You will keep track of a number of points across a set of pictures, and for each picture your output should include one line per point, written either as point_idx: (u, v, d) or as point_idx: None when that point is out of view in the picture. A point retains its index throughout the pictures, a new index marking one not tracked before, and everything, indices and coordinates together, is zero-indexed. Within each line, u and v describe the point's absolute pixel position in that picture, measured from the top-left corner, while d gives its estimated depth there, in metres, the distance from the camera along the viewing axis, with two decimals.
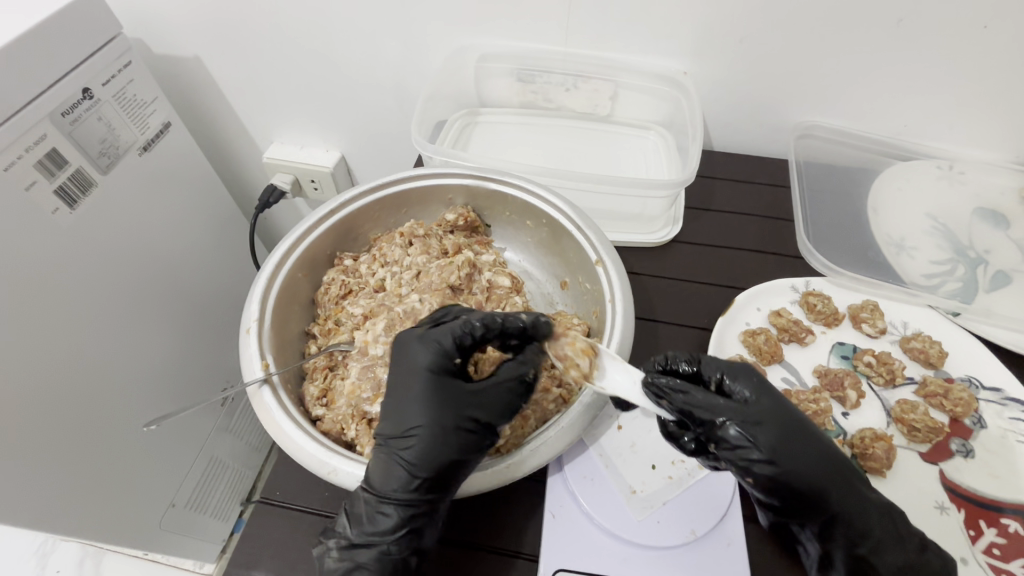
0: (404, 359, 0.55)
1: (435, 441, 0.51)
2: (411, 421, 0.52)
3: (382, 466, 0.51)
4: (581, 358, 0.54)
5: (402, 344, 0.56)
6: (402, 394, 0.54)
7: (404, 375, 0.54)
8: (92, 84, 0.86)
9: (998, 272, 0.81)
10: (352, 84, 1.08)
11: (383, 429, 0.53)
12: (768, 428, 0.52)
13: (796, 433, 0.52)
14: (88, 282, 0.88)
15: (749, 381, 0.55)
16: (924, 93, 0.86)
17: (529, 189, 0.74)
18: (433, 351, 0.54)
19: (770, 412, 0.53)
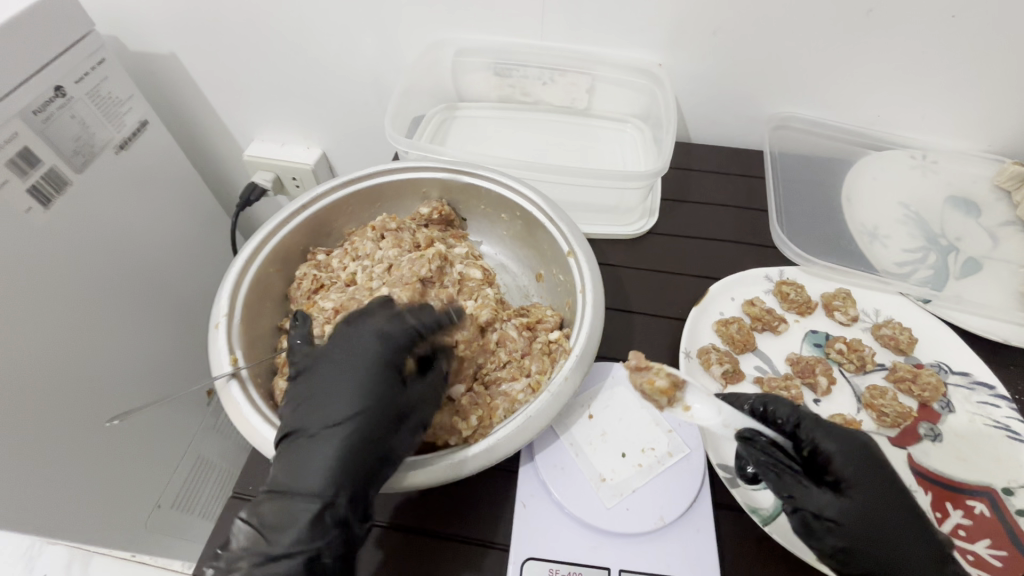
0: (346, 346, 0.55)
1: (355, 430, 0.50)
2: (330, 406, 0.51)
3: (290, 458, 0.50)
4: (661, 399, 0.57)
5: (355, 330, 0.56)
6: (331, 381, 0.53)
7: (342, 363, 0.54)
8: (64, 82, 0.85)
9: (969, 259, 0.82)
10: (331, 80, 1.08)
11: (310, 419, 0.51)
12: (857, 496, 0.51)
13: (883, 509, 0.50)
14: (66, 282, 0.87)
15: (848, 454, 0.52)
16: (896, 83, 0.87)
17: (503, 182, 0.74)
18: (383, 342, 0.55)
19: (868, 479, 0.51)
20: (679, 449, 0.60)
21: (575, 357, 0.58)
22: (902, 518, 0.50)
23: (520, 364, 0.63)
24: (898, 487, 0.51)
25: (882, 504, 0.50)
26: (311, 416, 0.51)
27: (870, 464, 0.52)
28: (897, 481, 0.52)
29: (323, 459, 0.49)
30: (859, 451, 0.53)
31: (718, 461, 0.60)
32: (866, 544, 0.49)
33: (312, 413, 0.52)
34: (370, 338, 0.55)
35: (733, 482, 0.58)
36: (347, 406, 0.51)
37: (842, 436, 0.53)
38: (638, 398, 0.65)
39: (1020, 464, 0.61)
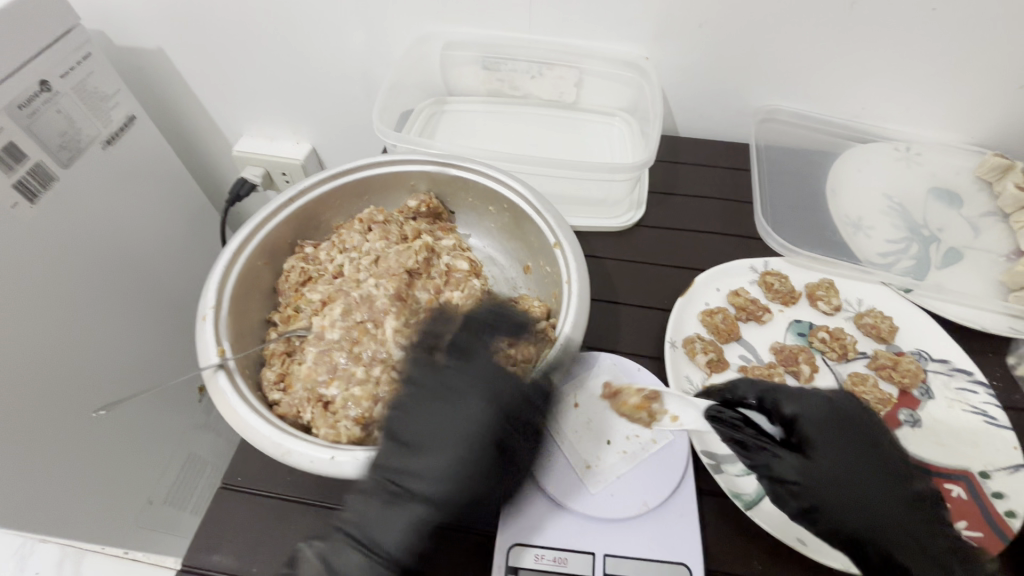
0: (441, 410, 0.57)
1: (467, 504, 0.54)
2: (436, 471, 0.54)
3: (375, 509, 0.52)
4: (641, 415, 0.62)
5: (457, 394, 0.58)
6: (429, 445, 0.55)
7: (442, 424, 0.56)
8: (50, 77, 0.85)
9: (950, 249, 0.83)
10: (320, 74, 1.07)
11: (409, 477, 0.54)
12: (825, 454, 0.55)
13: (849, 466, 0.55)
14: (56, 279, 0.87)
15: (813, 418, 0.57)
16: (879, 76, 0.88)
17: (490, 174, 0.74)
18: (496, 418, 0.56)
19: (836, 436, 0.56)
20: (663, 436, 0.61)
21: (560, 347, 0.59)
22: (871, 470, 0.55)
23: (507, 353, 0.63)
24: (864, 442, 0.56)
25: (851, 459, 0.55)
26: (411, 479, 0.54)
27: (836, 424, 0.57)
28: (864, 437, 0.57)
29: (414, 521, 0.52)
30: (827, 411, 0.57)
31: (702, 448, 0.61)
32: (839, 498, 0.53)
33: (416, 473, 0.54)
34: (477, 408, 0.56)
35: (717, 468, 0.59)
36: (452, 480, 0.54)
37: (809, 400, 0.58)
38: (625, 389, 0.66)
39: (997, 448, 0.62)
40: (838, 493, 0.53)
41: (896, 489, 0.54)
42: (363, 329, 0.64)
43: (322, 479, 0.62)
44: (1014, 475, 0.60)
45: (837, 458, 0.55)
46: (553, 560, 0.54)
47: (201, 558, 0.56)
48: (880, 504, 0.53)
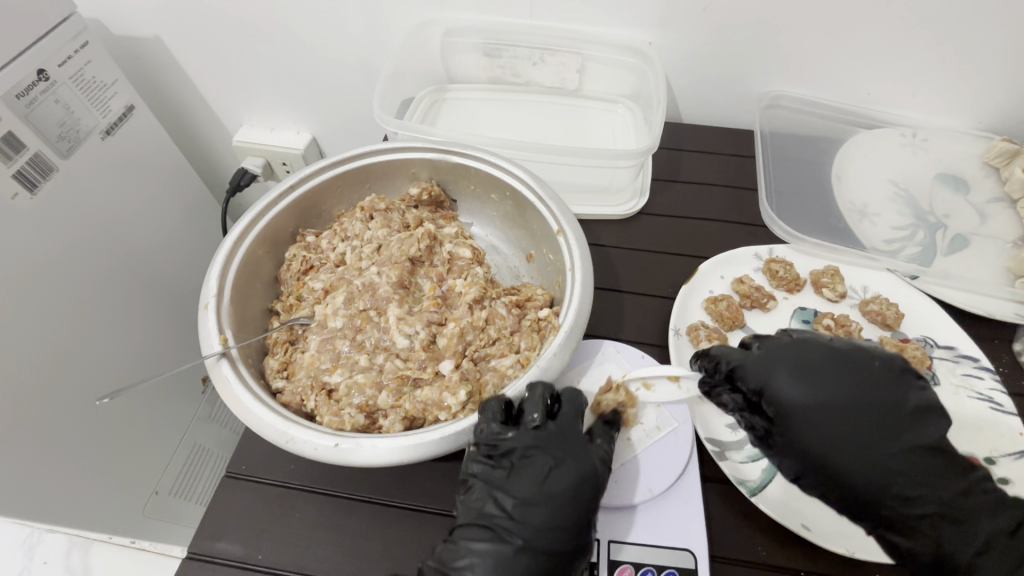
0: (563, 468, 0.53)
1: (574, 556, 0.50)
2: (541, 521, 0.51)
3: (476, 547, 0.50)
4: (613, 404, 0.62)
5: (565, 448, 0.55)
6: (552, 497, 0.52)
7: (541, 482, 0.53)
8: (47, 65, 0.84)
9: (956, 236, 0.82)
10: (320, 62, 1.06)
11: (518, 526, 0.51)
12: (805, 417, 0.53)
13: (844, 429, 0.52)
14: (58, 270, 0.87)
15: (787, 384, 0.54)
16: (886, 60, 0.86)
17: (492, 162, 0.74)
18: (598, 474, 0.54)
19: (813, 394, 0.53)
20: (668, 423, 0.61)
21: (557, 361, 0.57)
22: (864, 421, 0.52)
23: (509, 341, 0.63)
24: (849, 393, 0.53)
25: (839, 413, 0.53)
26: (517, 532, 0.51)
27: (812, 380, 0.54)
28: (848, 385, 0.54)
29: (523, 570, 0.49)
30: (795, 372, 0.55)
31: (706, 435, 0.61)
32: (833, 461, 0.51)
33: (518, 526, 0.51)
34: (585, 465, 0.53)
35: (721, 455, 0.59)
36: (570, 531, 0.51)
37: (773, 362, 0.56)
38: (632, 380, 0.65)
39: (1002, 434, 0.62)
40: (831, 454, 0.51)
41: (898, 436, 0.52)
42: (366, 317, 0.63)
43: (326, 467, 0.62)
44: (1019, 461, 0.60)
45: (825, 425, 0.52)
46: None
47: (206, 546, 0.56)
48: (880, 457, 0.51)
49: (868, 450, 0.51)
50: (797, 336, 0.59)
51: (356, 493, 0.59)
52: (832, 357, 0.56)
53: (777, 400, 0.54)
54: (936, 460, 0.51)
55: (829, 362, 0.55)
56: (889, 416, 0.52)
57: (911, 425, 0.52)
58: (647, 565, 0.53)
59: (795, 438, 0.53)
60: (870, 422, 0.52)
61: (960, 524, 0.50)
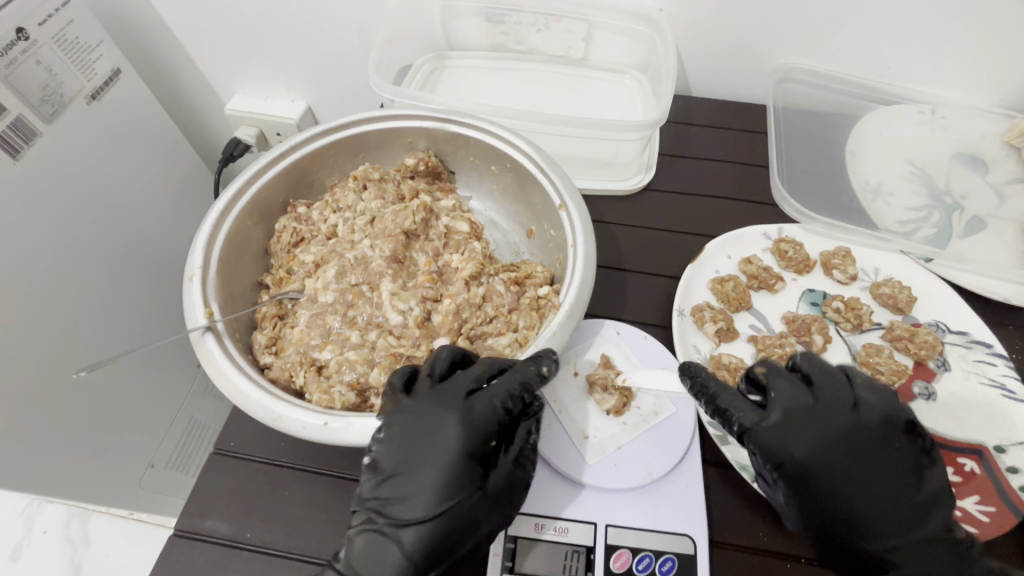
0: (431, 428, 0.49)
1: (457, 513, 0.48)
2: (415, 490, 0.48)
3: (359, 539, 0.47)
4: (618, 399, 0.59)
5: (442, 405, 0.50)
6: (424, 461, 0.48)
7: (416, 447, 0.49)
8: (26, 23, 0.81)
9: (974, 217, 0.79)
10: (315, 28, 1.02)
11: (389, 498, 0.48)
12: (818, 484, 0.48)
13: (857, 505, 0.48)
14: (36, 241, 0.84)
15: (802, 451, 0.49)
16: (909, 32, 0.82)
17: (491, 131, 0.70)
18: (470, 430, 0.49)
19: (825, 456, 0.49)
20: (665, 408, 0.59)
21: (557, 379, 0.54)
22: (875, 490, 0.48)
23: (507, 319, 0.61)
24: (863, 459, 0.49)
25: (848, 481, 0.48)
26: (395, 507, 0.48)
27: (825, 445, 0.49)
28: (859, 453, 0.49)
29: (402, 546, 0.47)
30: (807, 439, 0.49)
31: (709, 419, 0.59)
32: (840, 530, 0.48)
33: (389, 503, 0.48)
34: (454, 423, 0.49)
35: (723, 439, 0.58)
36: (442, 494, 0.47)
37: (790, 421, 0.50)
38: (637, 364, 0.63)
39: (1011, 421, 0.61)
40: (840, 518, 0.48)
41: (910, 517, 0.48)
42: (358, 292, 0.61)
43: (317, 445, 0.60)
44: None
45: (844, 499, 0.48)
46: (554, 529, 0.53)
47: (195, 524, 0.55)
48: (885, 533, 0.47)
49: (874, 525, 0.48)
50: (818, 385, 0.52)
51: (347, 472, 0.58)
52: (851, 418, 0.50)
53: (789, 464, 0.49)
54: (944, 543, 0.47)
55: (846, 428, 0.50)
56: (901, 489, 0.48)
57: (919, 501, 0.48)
58: (646, 549, 0.52)
59: (809, 505, 0.49)
60: (878, 492, 0.48)
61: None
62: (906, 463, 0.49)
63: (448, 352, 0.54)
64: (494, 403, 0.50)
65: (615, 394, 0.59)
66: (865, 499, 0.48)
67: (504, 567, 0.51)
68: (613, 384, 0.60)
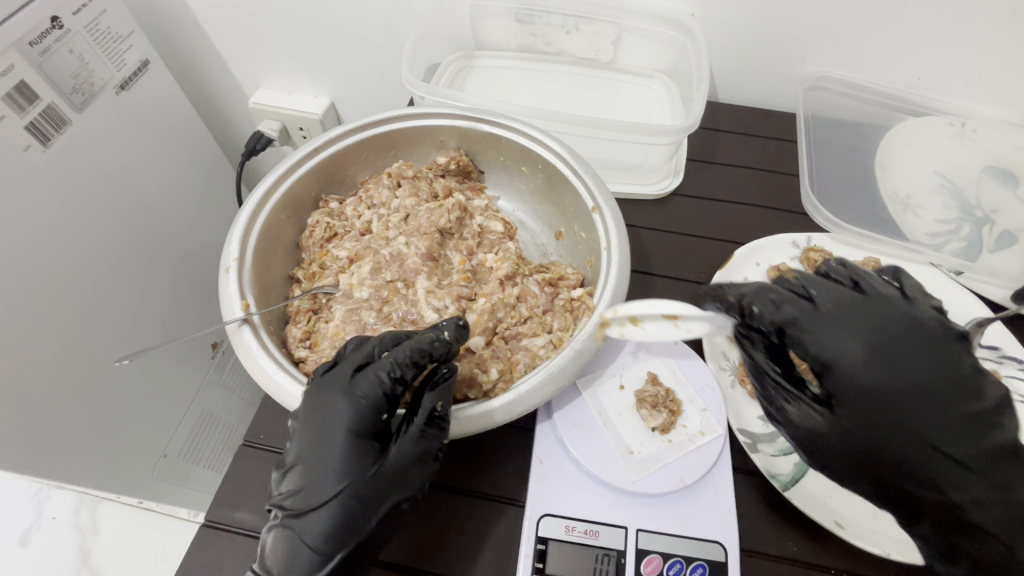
0: (319, 413, 0.48)
1: (355, 492, 0.46)
2: (306, 480, 0.47)
3: (268, 539, 0.47)
4: (666, 416, 0.57)
5: (324, 387, 0.50)
6: (311, 447, 0.48)
7: (305, 435, 0.48)
8: (60, 13, 0.81)
9: (1005, 232, 0.77)
10: (343, 23, 1.02)
11: (286, 491, 0.47)
12: (869, 384, 0.48)
13: (907, 403, 0.48)
14: (66, 228, 0.85)
15: (856, 350, 0.49)
16: (941, 44, 0.82)
17: (525, 132, 0.70)
18: (357, 407, 0.49)
19: (876, 355, 0.49)
20: (712, 429, 0.58)
21: (534, 383, 0.52)
22: (935, 399, 0.49)
23: (541, 320, 0.61)
24: (914, 358, 0.49)
25: (904, 382, 0.48)
26: (292, 499, 0.47)
27: (877, 345, 0.49)
28: (919, 354, 0.49)
29: (302, 538, 0.46)
30: (867, 345, 0.49)
31: (738, 427, 0.59)
32: (889, 432, 0.49)
33: (286, 499, 0.47)
34: (339, 403, 0.48)
35: (752, 447, 0.58)
36: (334, 477, 0.46)
37: (840, 323, 0.49)
38: (671, 369, 0.62)
39: None
40: (887, 418, 0.49)
41: (968, 420, 0.49)
42: (393, 288, 0.61)
43: None
44: None
45: (893, 399, 0.48)
46: (584, 532, 0.53)
47: (225, 515, 0.55)
48: (944, 438, 0.48)
49: (937, 428, 0.48)
50: (868, 290, 0.52)
51: None
52: (901, 319, 0.50)
53: (841, 368, 0.49)
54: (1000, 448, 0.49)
55: (897, 327, 0.50)
56: (945, 388, 0.49)
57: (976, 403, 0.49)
58: (676, 556, 0.52)
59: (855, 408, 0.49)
60: (925, 389, 0.49)
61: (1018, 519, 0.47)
62: (958, 370, 0.50)
63: (356, 339, 0.55)
64: (379, 377, 0.50)
65: (666, 412, 0.58)
66: (913, 397, 0.48)
67: (533, 568, 0.51)
68: (661, 402, 0.58)
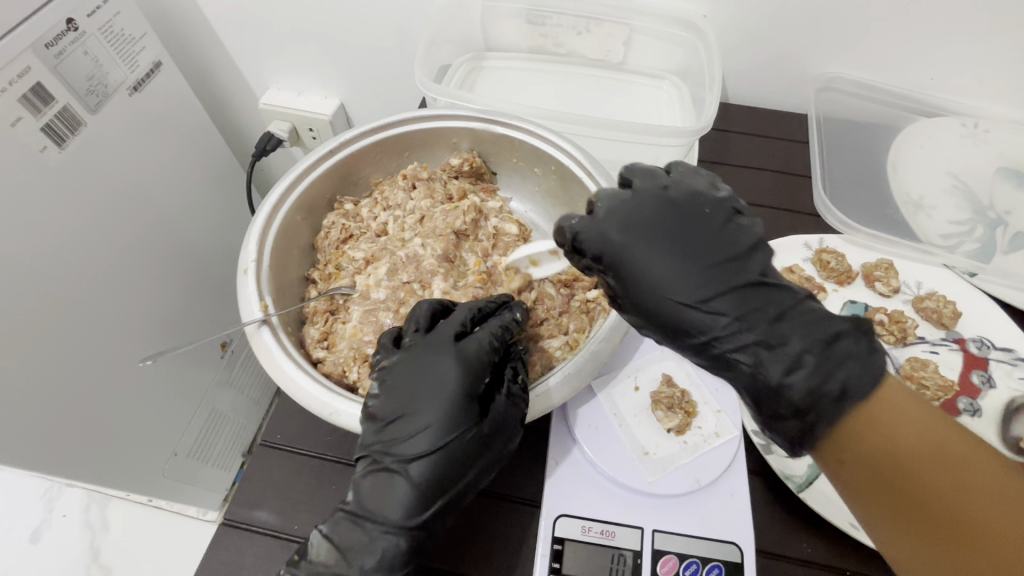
0: (431, 370, 0.51)
1: (462, 445, 0.50)
2: (415, 430, 0.50)
3: (366, 480, 0.50)
4: (679, 417, 0.58)
5: (432, 348, 0.52)
6: (422, 401, 0.50)
7: (414, 389, 0.51)
8: (75, 14, 0.82)
9: (1017, 234, 0.78)
10: (351, 22, 1.02)
11: (390, 442, 0.50)
12: (630, 264, 0.50)
13: (684, 277, 0.48)
14: (80, 227, 0.86)
15: (615, 237, 0.50)
16: (955, 45, 0.81)
17: (539, 134, 0.70)
18: (465, 370, 0.51)
19: (633, 238, 0.50)
20: (728, 430, 0.58)
21: (558, 382, 0.53)
22: (703, 268, 0.48)
23: (558, 322, 0.62)
24: (674, 234, 0.49)
25: (667, 257, 0.49)
26: (398, 447, 0.50)
27: (637, 228, 0.50)
28: (670, 224, 0.50)
29: (408, 482, 0.49)
30: (627, 231, 0.50)
31: (753, 428, 0.59)
32: (670, 309, 0.49)
33: (390, 446, 0.50)
34: (449, 364, 0.51)
35: (768, 449, 0.57)
36: (444, 430, 0.49)
37: (608, 217, 0.51)
38: (686, 370, 0.62)
39: None
40: (663, 294, 0.49)
41: (725, 269, 0.48)
42: (410, 290, 0.62)
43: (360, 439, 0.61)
44: None
45: (661, 273, 0.49)
46: (600, 532, 0.53)
47: (243, 514, 0.56)
48: (695, 288, 0.48)
49: (687, 277, 0.48)
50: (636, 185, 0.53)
51: None
52: (658, 204, 0.51)
53: (608, 255, 0.50)
54: (758, 288, 0.48)
55: (659, 210, 0.50)
56: (710, 254, 0.49)
57: (737, 253, 0.49)
58: (692, 556, 0.52)
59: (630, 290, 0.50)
60: (692, 262, 0.49)
61: (774, 347, 0.46)
62: (726, 238, 0.49)
63: (435, 302, 0.57)
64: (486, 344, 0.52)
65: (683, 409, 0.59)
66: (682, 270, 0.49)
67: (550, 567, 0.51)
68: (677, 404, 0.59)
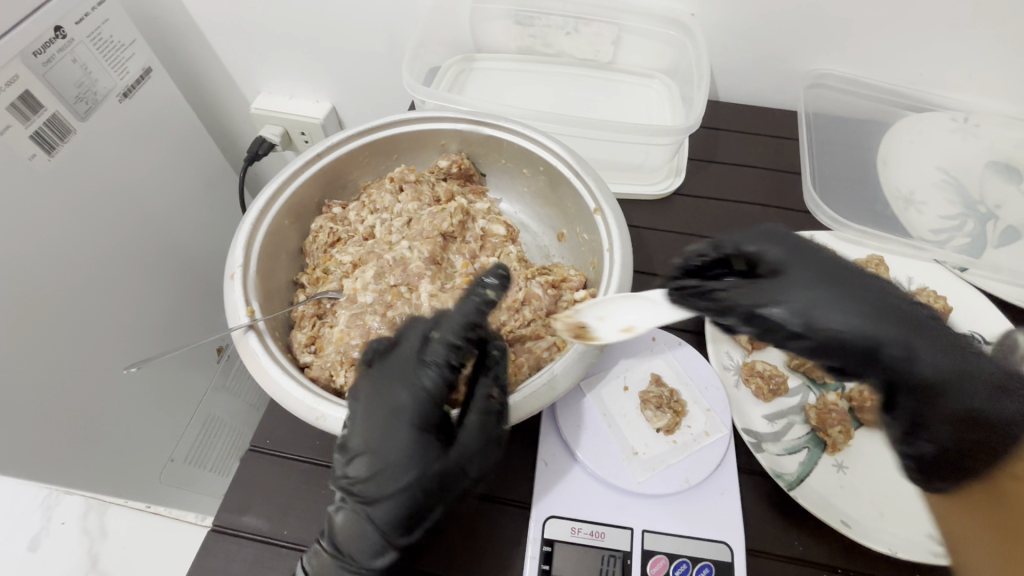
0: (388, 402, 0.49)
1: (426, 480, 0.48)
2: (378, 468, 0.48)
3: (337, 520, 0.49)
4: (668, 416, 0.58)
5: (389, 378, 0.50)
6: (382, 436, 0.48)
7: (373, 424, 0.49)
8: (63, 22, 0.82)
9: (1009, 227, 0.77)
10: (340, 24, 1.02)
11: (352, 480, 0.48)
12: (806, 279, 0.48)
13: (852, 292, 0.47)
14: (70, 235, 0.85)
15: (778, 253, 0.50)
16: (944, 39, 0.81)
17: (527, 135, 0.70)
18: (420, 398, 0.50)
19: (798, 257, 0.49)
20: (717, 428, 0.58)
21: (539, 383, 0.52)
22: (864, 287, 0.48)
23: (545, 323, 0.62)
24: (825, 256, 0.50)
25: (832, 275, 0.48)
26: (362, 486, 0.48)
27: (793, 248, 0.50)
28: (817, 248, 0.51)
29: (374, 521, 0.48)
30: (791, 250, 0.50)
31: (742, 426, 0.59)
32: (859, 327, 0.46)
33: (357, 485, 0.48)
34: (405, 393, 0.49)
35: (758, 447, 0.57)
36: (406, 466, 0.48)
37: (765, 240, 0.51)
38: (675, 370, 0.62)
39: None
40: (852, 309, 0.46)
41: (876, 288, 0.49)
42: (397, 292, 0.62)
43: None
44: None
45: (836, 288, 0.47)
46: (589, 533, 0.53)
47: (233, 520, 0.56)
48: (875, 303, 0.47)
49: (863, 296, 0.47)
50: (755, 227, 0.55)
51: None
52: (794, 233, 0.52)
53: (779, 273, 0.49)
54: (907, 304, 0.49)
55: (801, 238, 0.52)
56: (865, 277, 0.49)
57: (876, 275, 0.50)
58: (682, 556, 0.52)
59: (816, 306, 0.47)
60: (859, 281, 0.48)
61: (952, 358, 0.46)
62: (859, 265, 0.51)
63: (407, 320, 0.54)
64: (438, 366, 0.50)
65: (673, 410, 0.58)
66: (856, 287, 0.47)
67: (540, 570, 0.51)
68: (666, 403, 0.59)
